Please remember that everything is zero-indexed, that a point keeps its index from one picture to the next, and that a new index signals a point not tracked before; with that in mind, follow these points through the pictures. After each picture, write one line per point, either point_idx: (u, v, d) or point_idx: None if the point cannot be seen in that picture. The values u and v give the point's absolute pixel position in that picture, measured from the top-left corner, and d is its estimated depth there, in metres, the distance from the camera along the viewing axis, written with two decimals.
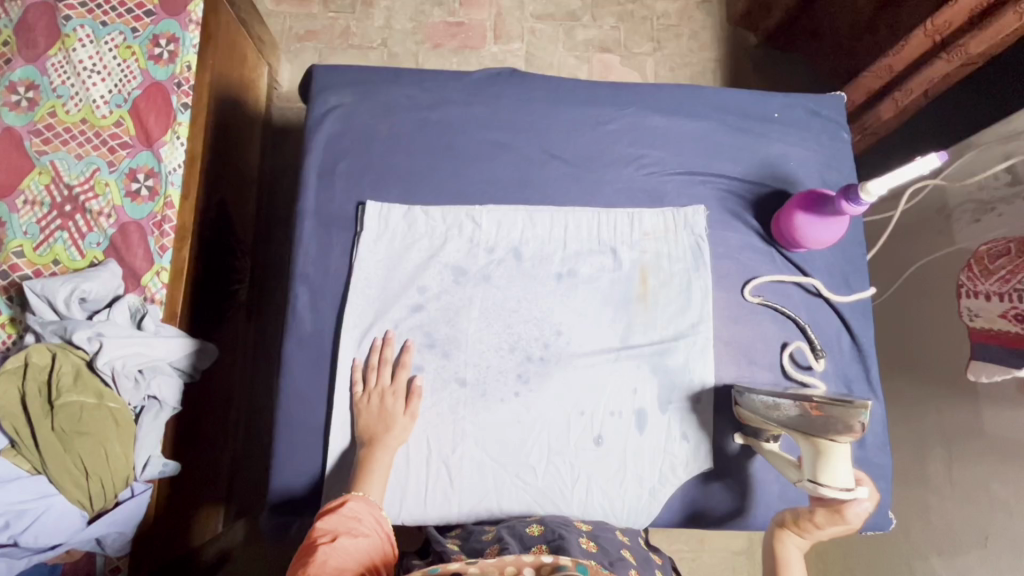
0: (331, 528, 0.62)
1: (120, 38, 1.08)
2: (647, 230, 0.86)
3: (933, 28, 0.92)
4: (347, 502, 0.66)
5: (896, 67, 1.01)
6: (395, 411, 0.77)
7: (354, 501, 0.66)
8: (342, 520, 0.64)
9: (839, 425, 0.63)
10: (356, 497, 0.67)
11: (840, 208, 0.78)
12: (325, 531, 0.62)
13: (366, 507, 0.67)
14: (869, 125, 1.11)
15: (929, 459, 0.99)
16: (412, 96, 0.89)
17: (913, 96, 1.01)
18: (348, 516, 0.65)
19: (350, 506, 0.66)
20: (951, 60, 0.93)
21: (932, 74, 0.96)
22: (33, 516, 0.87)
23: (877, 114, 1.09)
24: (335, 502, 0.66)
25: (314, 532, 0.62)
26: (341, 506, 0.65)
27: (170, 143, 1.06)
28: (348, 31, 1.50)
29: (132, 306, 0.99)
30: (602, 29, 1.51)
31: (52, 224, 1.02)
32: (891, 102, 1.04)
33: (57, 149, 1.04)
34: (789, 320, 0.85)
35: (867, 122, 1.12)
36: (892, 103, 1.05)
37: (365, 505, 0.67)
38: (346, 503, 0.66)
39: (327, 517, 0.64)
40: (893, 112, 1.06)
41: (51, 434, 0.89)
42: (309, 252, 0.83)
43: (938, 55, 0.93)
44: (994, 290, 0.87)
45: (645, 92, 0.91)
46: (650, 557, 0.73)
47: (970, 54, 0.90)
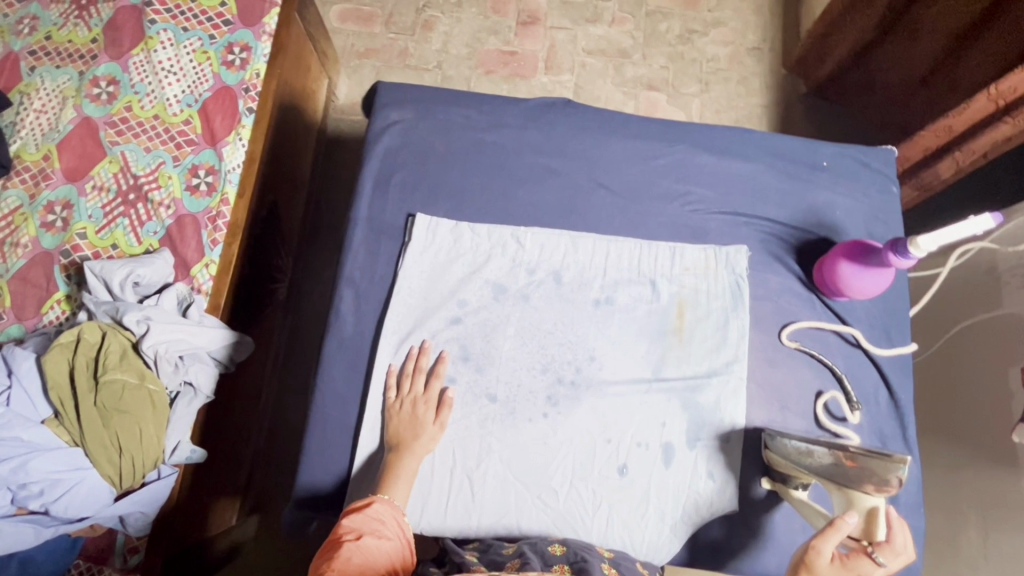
0: (357, 526, 0.63)
1: (199, 43, 1.15)
2: (688, 266, 0.87)
3: (997, 92, 0.93)
4: (372, 503, 0.67)
5: (956, 128, 1.01)
6: (426, 420, 0.78)
7: (379, 503, 0.67)
8: (366, 519, 0.64)
9: (875, 476, 0.62)
10: (382, 499, 0.68)
11: (887, 260, 0.77)
12: (351, 529, 0.63)
13: (390, 511, 0.67)
14: (925, 181, 1.09)
15: (962, 529, 0.95)
16: (470, 117, 0.93)
17: (975, 157, 0.99)
18: (373, 517, 0.65)
19: (375, 508, 0.66)
20: (1016, 123, 0.92)
21: (994, 135, 0.95)
22: (66, 486, 0.90)
23: (934, 171, 1.07)
24: (361, 502, 0.67)
25: (339, 528, 0.63)
26: (367, 507, 0.66)
27: (232, 143, 1.12)
28: (406, 52, 1.57)
29: (179, 295, 1.04)
30: (651, 68, 1.54)
31: (116, 211, 1.08)
32: (949, 160, 1.03)
33: (129, 141, 1.11)
34: (825, 368, 0.84)
35: (924, 180, 1.09)
36: (952, 162, 1.03)
37: (390, 508, 0.67)
38: (371, 504, 0.66)
39: (353, 514, 0.65)
40: (952, 170, 1.04)
41: (93, 409, 0.93)
42: (358, 257, 0.87)
43: (1002, 117, 0.93)
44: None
45: (697, 131, 0.93)
46: None
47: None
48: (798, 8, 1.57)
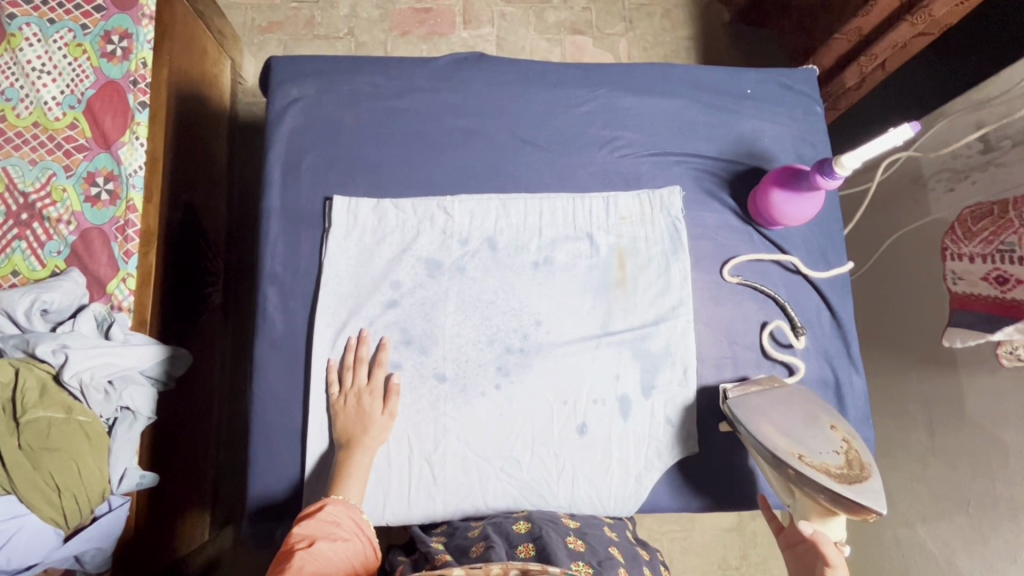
0: (309, 532, 0.60)
1: (70, 36, 1.03)
2: (624, 214, 0.85)
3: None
4: (325, 506, 0.64)
5: (864, 29, 1.01)
6: (374, 410, 0.75)
7: (334, 504, 0.65)
8: (320, 524, 0.62)
9: (855, 507, 0.65)
10: (334, 500, 0.65)
11: (814, 182, 0.77)
12: (303, 536, 0.60)
13: (345, 511, 0.65)
14: (835, 92, 1.12)
15: (912, 429, 1.00)
16: (378, 85, 0.86)
17: (877, 62, 1.02)
18: (327, 520, 0.63)
19: (329, 510, 0.64)
20: (915, 23, 0.93)
21: (895, 39, 0.97)
22: (7, 536, 0.84)
23: (841, 81, 1.10)
24: (312, 506, 0.64)
25: (291, 536, 0.60)
26: (319, 510, 0.63)
27: (129, 143, 1.02)
28: (312, 21, 1.45)
29: (97, 316, 0.96)
30: (573, 11, 1.48)
31: (9, 234, 0.98)
32: (855, 68, 1.05)
33: (9, 154, 0.99)
34: (768, 299, 0.84)
35: (834, 90, 1.12)
36: (857, 69, 1.06)
37: (345, 507, 0.65)
38: (325, 508, 0.63)
39: (304, 521, 0.62)
40: (857, 78, 1.07)
41: (19, 452, 0.86)
42: (277, 251, 0.81)
43: (903, 16, 0.93)
44: (978, 252, 0.86)
45: (618, 72, 0.89)
46: (637, 552, 0.73)
47: (935, 16, 0.91)
48: None
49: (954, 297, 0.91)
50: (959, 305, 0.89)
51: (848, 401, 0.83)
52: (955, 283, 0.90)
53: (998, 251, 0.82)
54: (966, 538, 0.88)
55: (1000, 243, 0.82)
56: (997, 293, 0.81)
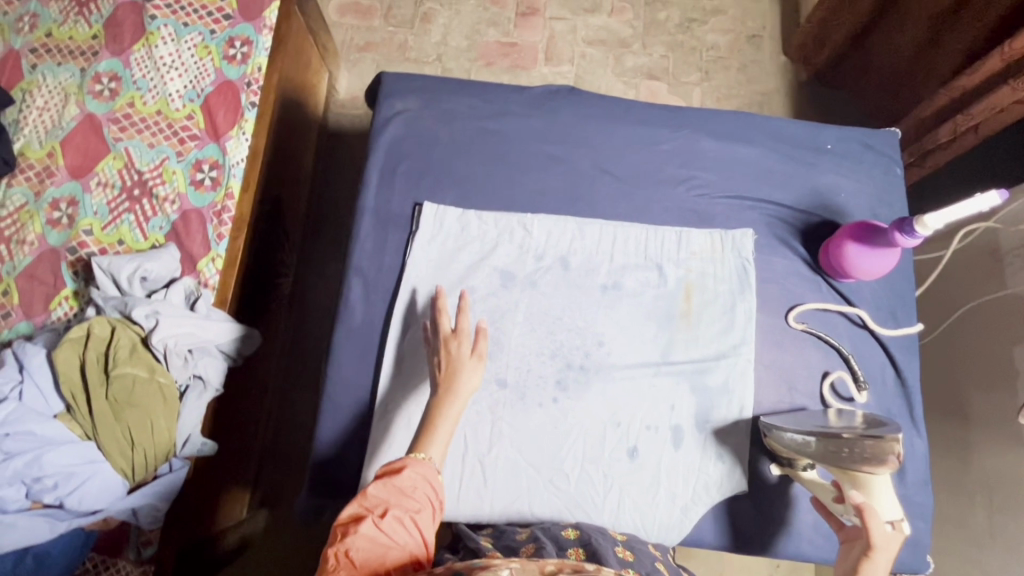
0: (383, 499, 0.60)
1: (199, 38, 1.15)
2: (694, 250, 0.88)
3: (1008, 52, 0.92)
4: (405, 469, 0.63)
5: (967, 87, 1.02)
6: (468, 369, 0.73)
7: (411, 468, 0.63)
8: (394, 490, 0.60)
9: (869, 455, 0.63)
10: (413, 463, 0.63)
11: (892, 240, 0.78)
12: (377, 501, 0.59)
13: (421, 477, 0.62)
14: (926, 146, 1.13)
15: (972, 508, 0.96)
16: (474, 106, 0.93)
17: (971, 123, 1.02)
18: (406, 486, 0.61)
19: (407, 475, 0.62)
20: (1015, 90, 0.92)
21: (993, 101, 0.96)
22: (81, 479, 0.90)
23: (935, 136, 1.10)
24: (393, 466, 0.63)
25: (367, 496, 0.60)
26: (397, 473, 0.62)
27: (236, 138, 1.12)
28: (405, 45, 1.56)
29: (187, 289, 1.05)
30: (651, 57, 1.54)
31: (121, 207, 1.07)
32: (950, 124, 1.06)
33: (132, 137, 1.10)
34: (832, 350, 0.85)
35: (925, 144, 1.13)
36: (952, 127, 1.06)
37: (422, 472, 0.63)
38: (404, 472, 0.62)
39: (381, 482, 0.61)
40: (949, 136, 1.07)
41: (105, 403, 0.93)
42: (365, 247, 0.87)
43: (1007, 80, 0.93)
44: None
45: (700, 116, 0.93)
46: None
47: None
48: None
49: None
50: None
51: (907, 464, 0.82)
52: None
53: None
54: None
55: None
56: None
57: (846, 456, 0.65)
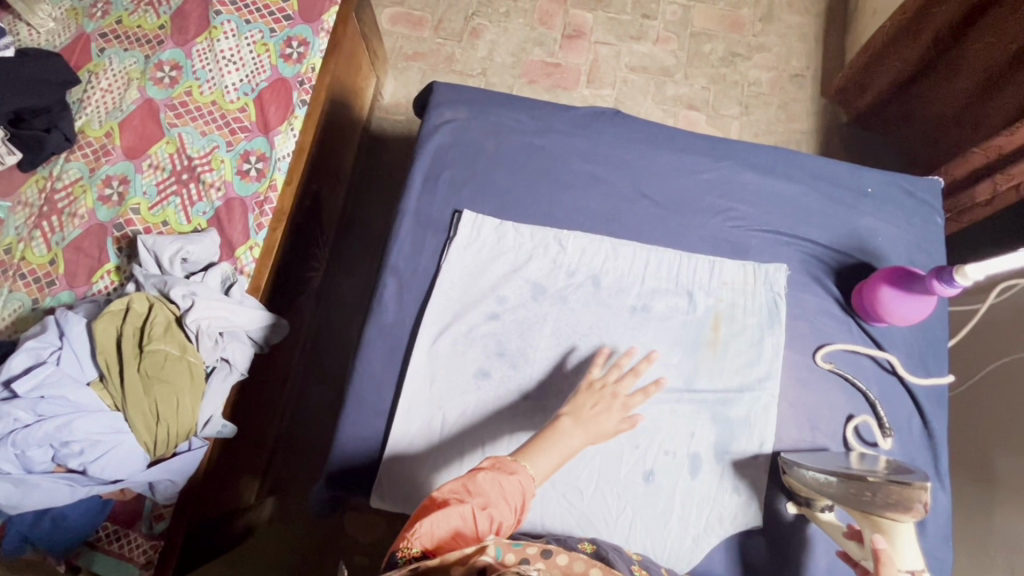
0: (485, 491, 0.64)
1: (259, 36, 1.20)
2: (725, 280, 0.88)
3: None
4: (513, 472, 0.67)
5: (1005, 149, 1.01)
6: (611, 415, 0.76)
7: (519, 477, 0.67)
8: (497, 487, 0.65)
9: (896, 502, 0.63)
10: (521, 471, 0.67)
11: (929, 287, 0.77)
12: (479, 491, 0.64)
13: (520, 484, 0.66)
14: (962, 202, 1.13)
15: (990, 570, 0.93)
16: (520, 121, 0.95)
17: (1013, 183, 1.02)
18: (505, 485, 0.66)
19: (512, 480, 0.66)
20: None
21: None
22: (104, 448, 0.92)
23: (972, 193, 1.10)
24: (506, 465, 0.67)
25: (472, 481, 0.65)
26: (506, 474, 0.67)
27: (284, 133, 1.16)
28: (452, 57, 1.61)
29: (224, 273, 1.07)
30: (692, 88, 1.56)
31: (169, 189, 1.12)
32: (989, 183, 1.06)
33: (187, 124, 1.15)
34: (858, 393, 0.84)
35: (962, 201, 1.13)
36: (991, 185, 1.06)
37: (525, 484, 0.67)
38: (512, 476, 0.66)
39: (489, 474, 0.66)
40: (989, 194, 1.07)
41: (136, 376, 0.96)
42: (403, 248, 0.89)
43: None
44: None
45: (742, 149, 0.94)
46: None
47: None
48: (841, 38, 1.58)
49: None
50: None
51: (928, 517, 0.80)
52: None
53: None
54: None
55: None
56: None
57: (871, 501, 0.64)
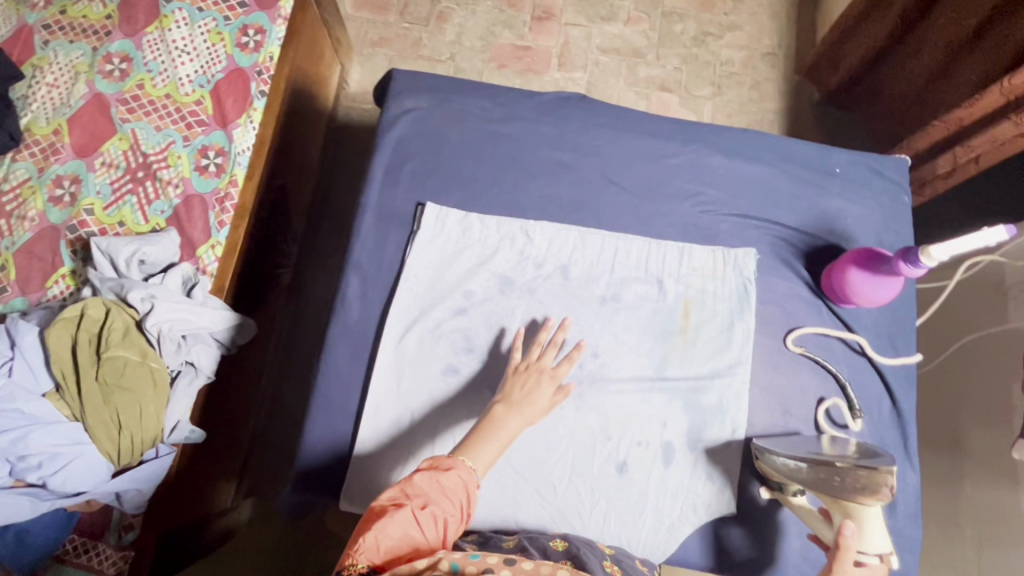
0: (424, 492, 0.62)
1: (213, 24, 1.14)
2: (696, 266, 0.87)
3: (1009, 87, 0.92)
4: (451, 468, 0.65)
5: (965, 120, 1.01)
6: (543, 391, 0.74)
7: (457, 471, 0.64)
8: (436, 485, 0.62)
9: (864, 485, 0.62)
10: (460, 465, 0.65)
11: (896, 268, 0.77)
12: (418, 494, 0.62)
13: (465, 480, 0.64)
14: (924, 176, 1.13)
15: (960, 543, 0.95)
16: (484, 108, 0.92)
17: (971, 156, 1.02)
18: (446, 484, 0.63)
19: (450, 475, 0.64)
20: (1017, 124, 0.92)
21: (994, 135, 0.96)
22: (65, 461, 0.88)
23: (933, 166, 1.10)
24: (442, 464, 0.65)
25: (410, 484, 0.62)
26: (444, 472, 0.64)
27: (243, 126, 1.11)
28: (419, 42, 1.56)
29: (184, 274, 1.03)
30: (664, 69, 1.54)
31: (124, 188, 1.06)
32: (949, 155, 1.05)
33: (140, 118, 1.09)
34: (829, 376, 0.84)
35: (923, 174, 1.13)
36: (951, 157, 1.06)
37: (465, 477, 0.65)
38: (451, 472, 0.64)
39: (425, 474, 0.63)
40: (949, 167, 1.07)
41: (94, 385, 0.92)
42: (366, 243, 0.87)
43: (1007, 114, 0.93)
44: None
45: (710, 132, 0.93)
46: None
47: None
48: (812, 15, 1.57)
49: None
50: None
51: (898, 496, 0.81)
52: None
53: None
54: None
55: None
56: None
57: (840, 485, 0.64)
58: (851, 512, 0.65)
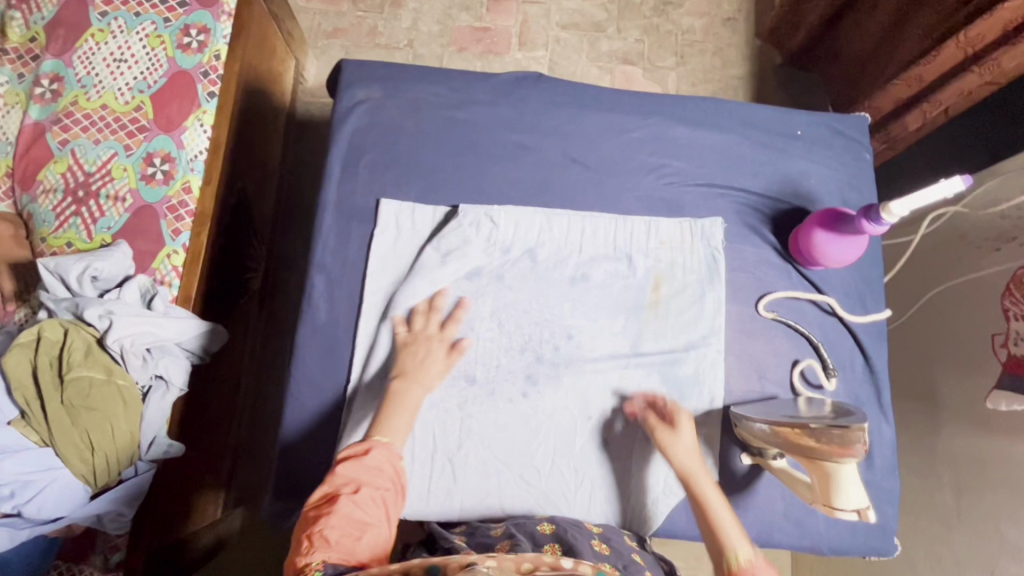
0: (353, 478, 0.60)
1: (152, 27, 1.07)
2: (663, 239, 0.87)
3: (966, 40, 0.92)
4: (370, 450, 0.64)
5: (926, 77, 1.02)
6: (436, 359, 0.78)
7: (378, 450, 0.64)
8: (363, 470, 0.61)
9: (839, 443, 0.63)
10: (379, 444, 0.65)
11: (859, 227, 0.77)
12: (347, 481, 0.60)
13: (388, 455, 0.64)
14: (896, 133, 1.12)
15: (939, 490, 0.98)
16: (439, 94, 0.90)
17: (940, 109, 1.02)
18: (372, 465, 0.62)
19: (375, 455, 0.63)
20: (982, 74, 0.93)
21: (960, 87, 0.97)
22: (37, 488, 0.86)
23: (903, 123, 1.10)
24: (357, 449, 0.64)
25: (335, 476, 0.60)
26: (364, 454, 0.63)
27: (192, 130, 1.05)
28: (375, 30, 1.52)
29: (141, 286, 0.97)
30: (626, 41, 1.52)
31: (66, 211, 1.01)
32: (918, 111, 1.05)
33: (77, 135, 1.04)
34: (802, 338, 0.85)
35: (894, 132, 1.13)
36: (920, 113, 1.06)
37: (389, 454, 0.64)
38: (370, 453, 0.63)
39: (347, 463, 0.62)
40: (919, 123, 1.07)
41: (61, 409, 0.88)
42: (328, 242, 0.85)
43: (969, 67, 0.94)
44: None
45: (670, 103, 0.92)
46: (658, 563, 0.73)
47: (1002, 68, 0.91)
48: None
49: (1011, 360, 0.87)
50: (1013, 367, 0.86)
51: (875, 450, 0.82)
52: (1016, 345, 0.87)
53: None
54: None
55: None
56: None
57: (815, 447, 0.64)
58: (826, 472, 0.65)
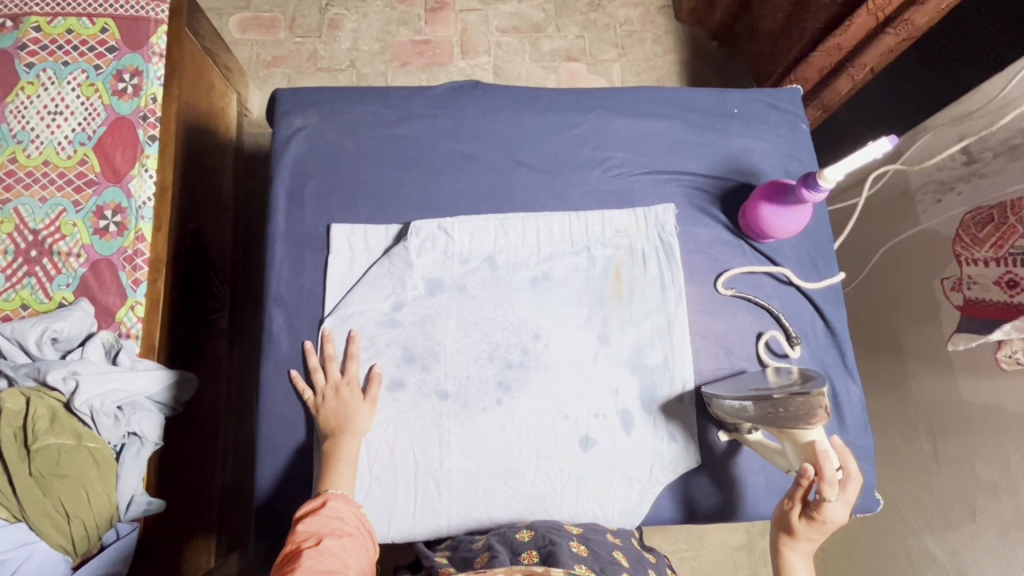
0: (314, 531, 0.62)
1: (83, 76, 1.04)
2: (618, 228, 0.88)
3: (875, 7, 0.96)
4: (328, 502, 0.66)
5: (844, 45, 1.05)
6: (358, 404, 0.77)
7: (335, 503, 0.66)
8: (325, 522, 0.63)
9: (802, 413, 0.63)
10: (337, 495, 0.67)
11: (801, 196, 0.79)
12: (308, 535, 0.61)
13: (348, 506, 0.66)
14: (828, 100, 1.16)
15: (915, 440, 1.00)
16: (377, 113, 0.90)
17: (866, 70, 1.06)
18: (330, 516, 0.64)
19: (331, 506, 0.65)
20: (897, 33, 0.97)
21: (880, 48, 1.01)
22: (13, 566, 0.82)
23: (833, 89, 1.13)
24: (314, 504, 0.65)
25: (296, 534, 0.61)
26: (322, 506, 0.65)
27: (138, 176, 1.02)
28: (315, 55, 1.50)
29: (105, 343, 0.94)
30: (567, 39, 1.53)
31: (19, 272, 0.98)
32: (846, 76, 1.08)
33: (20, 194, 1.00)
34: (763, 310, 0.86)
35: (826, 98, 1.16)
36: (848, 78, 1.09)
37: (345, 506, 0.66)
38: (327, 503, 0.65)
39: (307, 520, 0.63)
40: (849, 86, 1.10)
41: (29, 479, 0.84)
42: (282, 274, 0.84)
43: (885, 29, 0.98)
44: (990, 257, 0.85)
45: (608, 96, 0.93)
46: (643, 557, 0.74)
47: (916, 25, 0.95)
48: None
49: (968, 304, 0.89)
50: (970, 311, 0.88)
51: (845, 410, 0.84)
52: (968, 289, 0.88)
53: (1011, 254, 0.80)
54: (976, 548, 0.87)
55: (1011, 248, 0.81)
56: (1005, 298, 0.80)
57: (784, 416, 0.65)
58: (798, 438, 0.66)
